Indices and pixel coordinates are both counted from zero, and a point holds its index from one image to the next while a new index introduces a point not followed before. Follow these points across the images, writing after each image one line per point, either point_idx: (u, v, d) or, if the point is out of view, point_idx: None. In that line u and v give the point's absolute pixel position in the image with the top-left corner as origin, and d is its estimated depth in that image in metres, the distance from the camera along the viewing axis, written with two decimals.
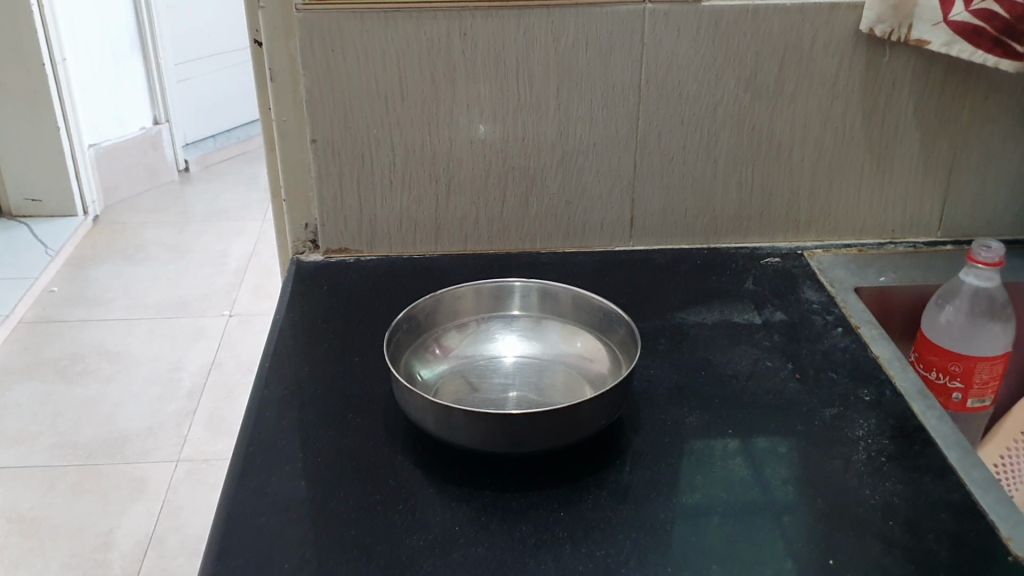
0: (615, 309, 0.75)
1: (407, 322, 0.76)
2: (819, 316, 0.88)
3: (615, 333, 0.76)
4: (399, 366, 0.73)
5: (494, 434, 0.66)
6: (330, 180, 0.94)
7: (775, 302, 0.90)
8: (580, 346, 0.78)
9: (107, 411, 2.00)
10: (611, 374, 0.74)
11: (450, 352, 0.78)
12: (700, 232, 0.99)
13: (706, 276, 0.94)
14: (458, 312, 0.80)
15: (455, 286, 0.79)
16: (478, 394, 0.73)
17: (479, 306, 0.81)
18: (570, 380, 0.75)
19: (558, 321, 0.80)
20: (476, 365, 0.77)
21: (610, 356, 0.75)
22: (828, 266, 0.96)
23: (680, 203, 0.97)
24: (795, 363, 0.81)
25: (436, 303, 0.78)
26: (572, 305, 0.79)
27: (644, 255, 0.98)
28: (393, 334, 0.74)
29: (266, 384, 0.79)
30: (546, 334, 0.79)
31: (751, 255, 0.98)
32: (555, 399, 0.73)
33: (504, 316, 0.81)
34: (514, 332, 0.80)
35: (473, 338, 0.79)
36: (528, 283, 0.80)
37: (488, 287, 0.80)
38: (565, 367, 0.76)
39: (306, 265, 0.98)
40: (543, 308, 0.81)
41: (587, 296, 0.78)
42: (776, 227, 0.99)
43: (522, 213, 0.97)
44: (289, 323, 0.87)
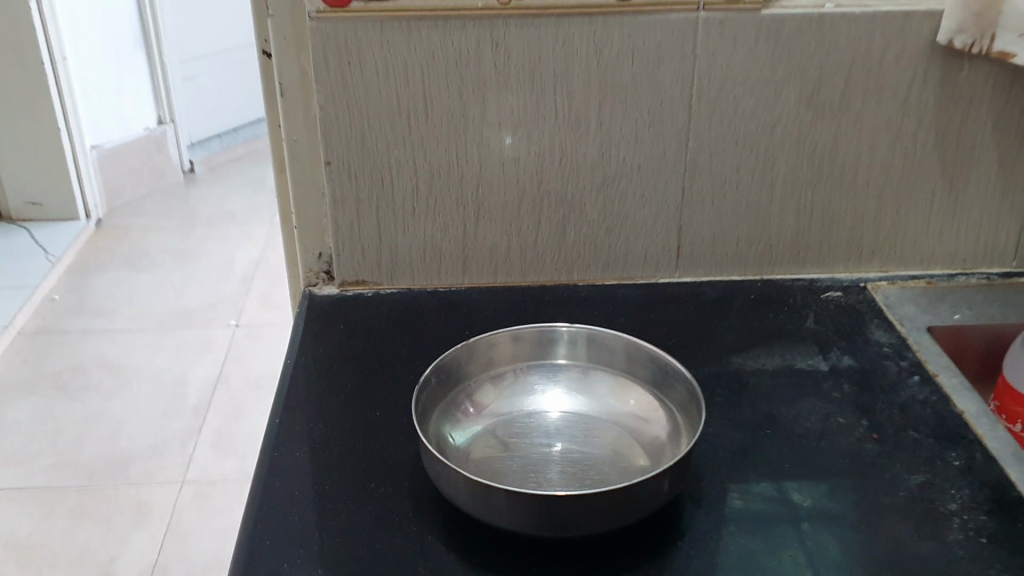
0: (675, 363, 0.67)
1: (436, 375, 0.67)
2: (892, 360, 0.79)
3: (674, 389, 0.67)
4: (427, 428, 0.65)
5: (540, 514, 0.57)
6: (346, 206, 0.85)
7: (841, 343, 0.81)
8: (632, 403, 0.69)
9: (109, 429, 1.92)
10: (670, 439, 0.65)
11: (485, 408, 0.69)
12: (753, 262, 0.90)
13: (762, 313, 0.85)
14: (493, 361, 0.72)
15: (492, 333, 0.71)
16: (516, 461, 0.65)
17: (517, 354, 0.72)
18: (622, 445, 0.66)
19: (608, 373, 0.72)
20: (514, 423, 0.68)
21: (668, 418, 0.67)
22: (895, 301, 0.87)
23: (732, 230, 0.88)
24: (871, 419, 0.72)
25: (469, 353, 0.70)
26: (624, 354, 0.71)
27: (691, 288, 0.89)
28: (422, 388, 0.66)
29: (275, 445, 0.70)
30: (594, 388, 0.71)
31: (810, 288, 0.89)
32: (606, 469, 0.64)
33: (545, 365, 0.72)
34: (558, 385, 0.71)
35: (510, 392, 0.71)
36: (575, 328, 0.72)
37: (528, 332, 0.72)
38: (616, 427, 0.68)
39: (319, 299, 0.89)
40: (592, 356, 0.72)
41: (642, 345, 0.69)
42: (836, 256, 0.90)
43: (559, 242, 0.88)
44: (302, 369, 0.78)
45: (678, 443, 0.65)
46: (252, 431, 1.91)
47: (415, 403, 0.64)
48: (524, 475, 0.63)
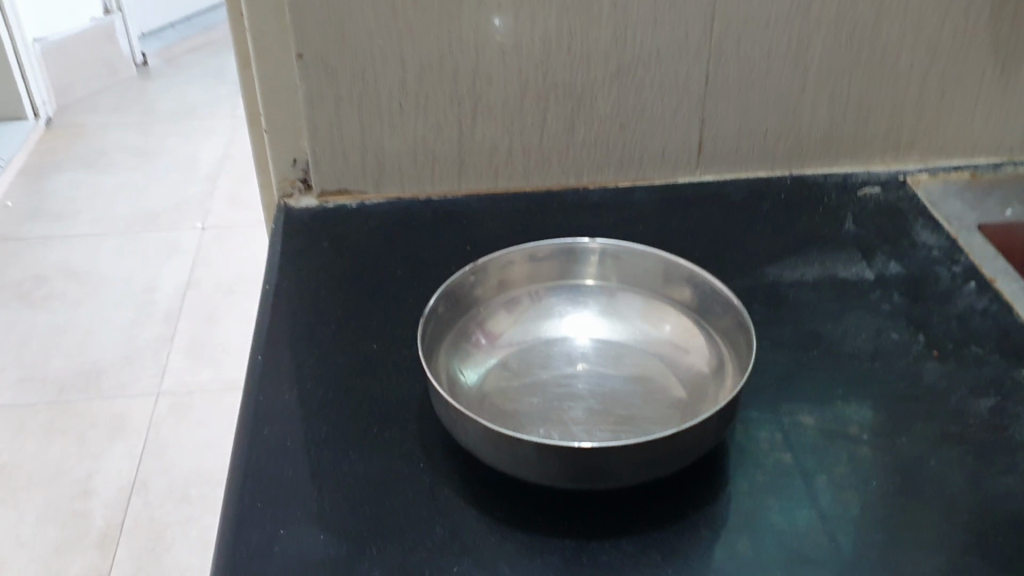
0: (721, 285, 0.59)
1: (444, 302, 0.59)
2: (943, 266, 0.71)
3: (717, 314, 0.60)
4: (436, 365, 0.57)
5: (574, 469, 0.50)
6: (324, 106, 0.74)
7: (885, 248, 0.73)
8: (667, 330, 0.62)
9: (75, 339, 1.82)
10: (712, 372, 0.58)
11: (499, 337, 0.61)
12: (781, 157, 0.81)
13: (793, 217, 0.77)
14: (509, 283, 0.64)
15: (507, 250, 0.62)
16: (538, 399, 0.57)
17: (535, 275, 0.64)
18: (656, 378, 0.59)
19: (639, 296, 0.64)
20: (533, 355, 0.60)
21: (709, 347, 0.60)
22: (938, 198, 0.79)
23: (759, 122, 0.79)
24: (928, 335, 0.65)
25: (481, 275, 0.62)
26: (659, 273, 0.63)
27: (714, 188, 0.81)
28: (430, 316, 0.58)
29: (260, 387, 0.62)
30: (623, 313, 0.63)
31: (844, 185, 0.81)
32: (639, 406, 0.56)
33: (566, 287, 0.65)
34: (582, 311, 0.63)
35: (528, 319, 0.63)
36: (603, 244, 0.64)
37: (547, 249, 0.64)
38: (649, 357, 0.60)
39: (298, 212, 0.79)
40: (622, 277, 0.65)
41: (681, 264, 0.62)
42: (873, 148, 0.81)
43: (567, 140, 0.78)
44: (284, 297, 0.69)
45: (722, 376, 0.57)
46: (227, 338, 1.83)
47: (422, 336, 0.55)
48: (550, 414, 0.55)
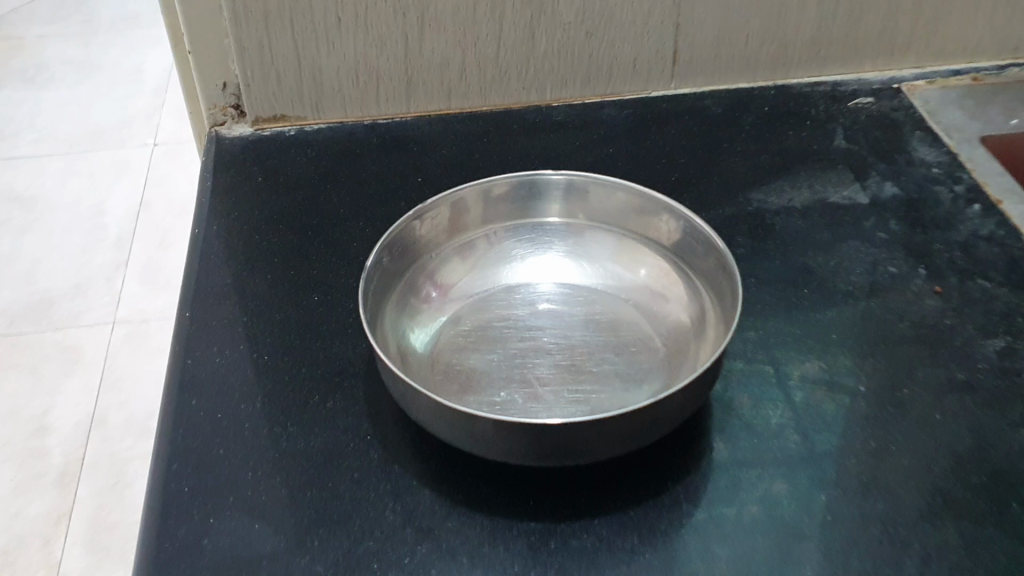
0: (700, 224, 0.53)
1: (390, 251, 0.52)
2: (943, 186, 0.64)
3: (697, 257, 0.54)
4: (383, 325, 0.50)
5: (539, 444, 0.44)
6: (250, 23, 0.65)
7: (880, 165, 0.66)
8: (644, 275, 0.56)
9: (23, 266, 1.73)
10: (693, 324, 0.52)
11: (450, 291, 0.55)
12: (765, 64, 0.73)
13: (779, 132, 0.70)
14: (461, 225, 0.57)
15: (458, 188, 0.56)
16: (497, 359, 0.51)
17: (494, 212, 0.58)
18: (633, 331, 0.53)
19: (611, 234, 0.58)
20: (490, 309, 0.55)
21: (689, 293, 0.54)
22: (936, 106, 0.72)
23: (742, 26, 0.70)
24: (929, 267, 0.59)
25: (432, 216, 0.55)
26: (632, 208, 0.57)
27: (691, 102, 0.74)
28: (376, 270, 0.51)
29: (188, 351, 0.55)
30: (594, 255, 0.58)
31: (834, 94, 0.73)
32: (613, 363, 0.51)
33: (530, 226, 0.59)
34: (543, 257, 0.58)
35: (483, 268, 0.57)
36: (568, 177, 0.57)
37: (507, 183, 0.57)
38: (623, 305, 0.55)
39: (230, 142, 0.71)
40: (589, 213, 0.59)
41: (654, 199, 0.56)
42: (865, 51, 0.74)
43: (527, 53, 0.70)
44: (214, 244, 0.62)
45: (704, 326, 0.52)
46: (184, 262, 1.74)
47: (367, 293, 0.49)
48: (513, 376, 0.50)
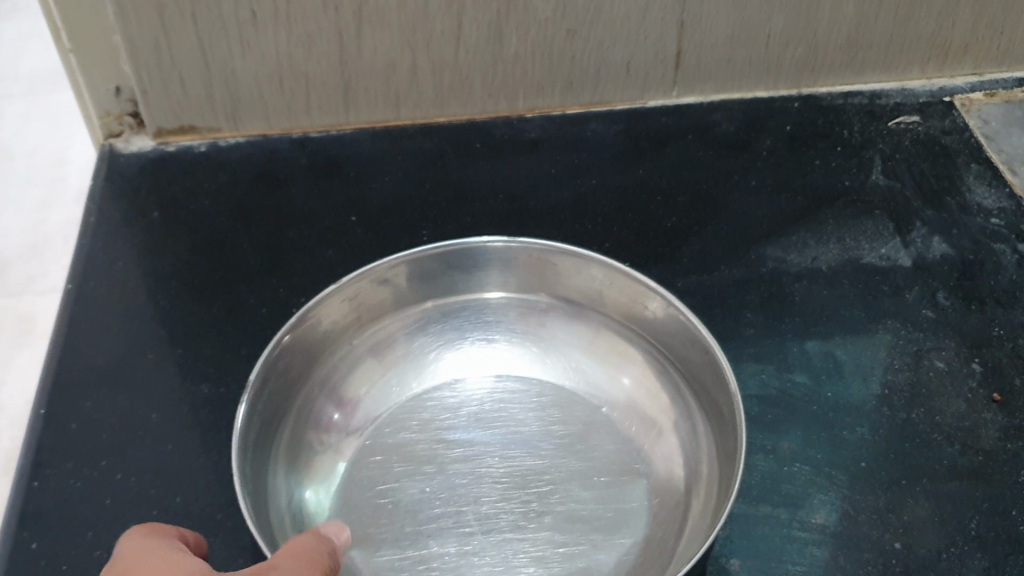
0: (696, 322, 0.42)
1: (278, 361, 0.41)
2: (1005, 243, 0.51)
3: (700, 374, 0.43)
4: (267, 467, 0.40)
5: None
6: (140, 18, 0.52)
7: (927, 212, 0.53)
8: (626, 385, 0.45)
9: None
10: (690, 474, 0.41)
11: (357, 408, 0.44)
12: (788, 70, 0.60)
13: (801, 162, 0.57)
14: (379, 310, 0.47)
15: (373, 268, 0.44)
16: (427, 492, 0.40)
17: (430, 288, 0.47)
18: (613, 462, 0.42)
19: (581, 325, 0.47)
20: (417, 420, 0.43)
21: (685, 426, 0.42)
22: (996, 129, 0.59)
23: (761, 26, 0.57)
24: (985, 360, 0.46)
25: (345, 301, 0.44)
26: (608, 288, 0.46)
27: (696, 115, 0.60)
28: (263, 384, 0.40)
29: (37, 465, 0.43)
30: (559, 347, 0.47)
31: (871, 110, 0.60)
32: (579, 503, 0.40)
33: (473, 307, 0.48)
34: (484, 347, 0.47)
35: (407, 364, 0.46)
36: (524, 247, 0.46)
37: (447, 257, 0.46)
38: (595, 417, 0.44)
39: (126, 159, 0.58)
40: (547, 290, 0.48)
41: (639, 284, 0.44)
42: (911, 55, 0.60)
43: (493, 56, 0.56)
44: (86, 309, 0.50)
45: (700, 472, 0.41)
46: None
47: (241, 428, 0.38)
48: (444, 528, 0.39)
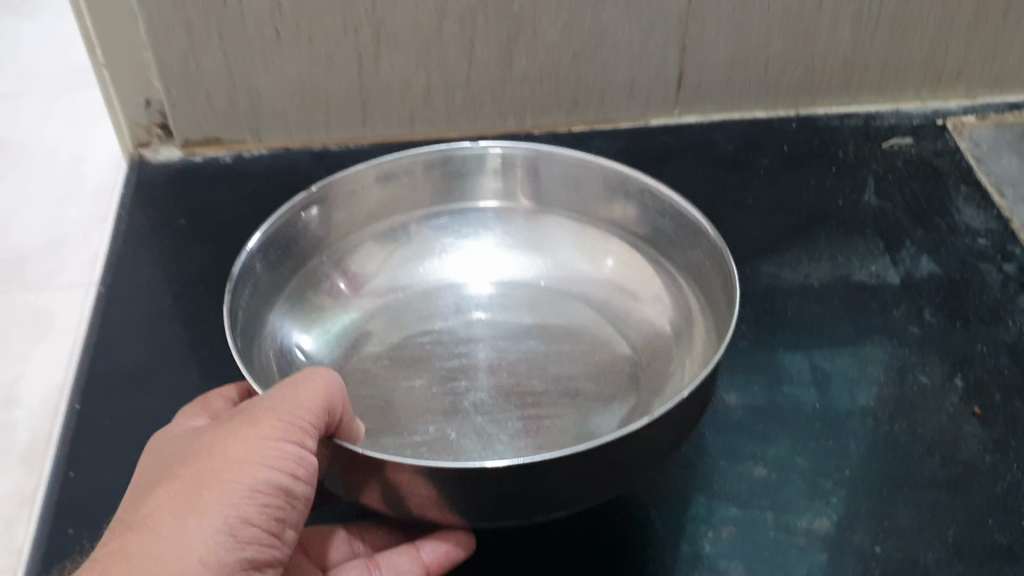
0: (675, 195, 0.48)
1: (278, 236, 0.47)
2: (990, 263, 0.54)
3: (677, 242, 0.49)
4: (273, 327, 0.46)
5: (492, 504, 0.33)
6: (168, 35, 0.55)
7: (916, 231, 0.56)
8: (610, 267, 0.52)
9: None
10: (674, 331, 0.47)
11: (364, 282, 0.51)
12: (786, 92, 0.63)
13: (797, 179, 0.60)
14: (382, 208, 0.53)
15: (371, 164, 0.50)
16: (431, 363, 0.46)
17: (426, 193, 0.53)
18: (596, 335, 0.48)
19: (568, 221, 0.53)
20: (423, 303, 0.50)
21: (665, 296, 0.49)
22: (986, 152, 0.61)
23: (761, 50, 0.60)
24: (969, 376, 0.48)
25: (341, 196, 0.50)
26: (594, 182, 0.52)
27: (698, 134, 0.63)
28: (265, 258, 0.46)
29: (66, 459, 0.45)
30: (547, 242, 0.53)
31: (865, 131, 0.63)
32: (562, 365, 0.46)
33: (467, 211, 0.54)
34: (478, 240, 0.54)
35: (408, 249, 0.53)
36: (520, 151, 0.52)
37: (438, 160, 0.52)
38: (573, 304, 0.50)
39: (154, 168, 0.61)
40: (534, 195, 0.54)
41: (619, 176, 0.50)
42: (906, 79, 0.63)
43: (504, 76, 0.59)
44: (117, 311, 0.52)
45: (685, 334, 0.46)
46: None
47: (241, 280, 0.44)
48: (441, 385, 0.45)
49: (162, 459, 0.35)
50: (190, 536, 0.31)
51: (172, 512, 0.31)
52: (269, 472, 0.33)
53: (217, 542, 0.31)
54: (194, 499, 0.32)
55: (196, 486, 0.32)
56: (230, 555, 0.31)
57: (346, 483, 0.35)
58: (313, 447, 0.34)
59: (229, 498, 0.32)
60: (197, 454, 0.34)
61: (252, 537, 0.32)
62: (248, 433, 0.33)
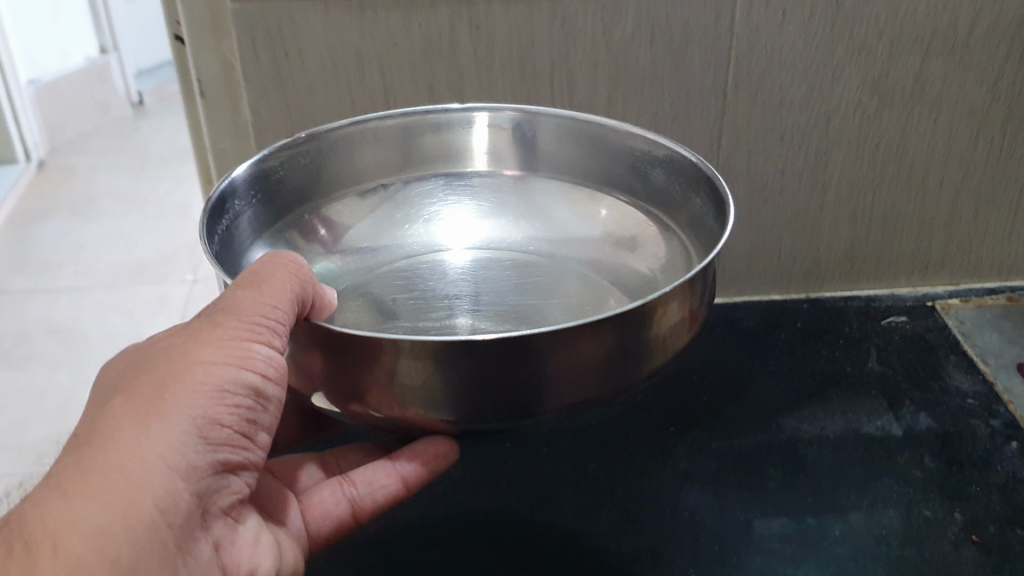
0: (667, 143, 0.55)
1: (263, 174, 0.55)
2: (979, 419, 0.63)
3: (669, 193, 0.57)
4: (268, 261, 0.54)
5: (478, 397, 0.39)
6: None
7: (915, 394, 0.65)
8: (603, 217, 0.60)
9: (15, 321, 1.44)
10: (660, 271, 0.56)
11: (346, 232, 0.60)
12: (799, 280, 0.75)
13: (811, 348, 0.70)
14: (375, 169, 0.61)
15: (362, 123, 0.58)
16: (423, 301, 0.55)
17: (409, 159, 0.62)
18: (556, 282, 0.57)
19: (555, 182, 0.62)
20: (415, 254, 0.59)
21: (657, 242, 0.58)
22: (971, 328, 0.72)
23: (774, 244, 0.73)
24: (966, 512, 0.57)
25: (329, 149, 0.58)
26: (578, 140, 0.60)
27: (724, 313, 0.75)
28: (249, 200, 0.54)
29: None
30: (528, 200, 0.62)
31: (866, 309, 0.74)
32: (526, 305, 0.54)
33: (452, 176, 0.63)
34: (464, 200, 0.62)
35: (398, 206, 0.61)
36: (513, 116, 0.60)
37: (425, 122, 0.60)
38: (536, 260, 0.59)
39: None
40: (522, 162, 0.62)
41: (601, 130, 0.59)
42: (897, 269, 0.76)
43: None
44: None
45: (685, 262, 0.55)
46: None
47: (224, 199, 0.51)
48: (427, 314, 0.54)
49: (128, 367, 0.42)
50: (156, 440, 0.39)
51: (136, 421, 0.39)
52: (234, 372, 0.41)
53: (185, 440, 0.39)
54: (160, 402, 0.39)
55: (163, 388, 0.40)
56: (197, 452, 0.40)
57: (325, 394, 0.42)
58: (278, 346, 0.42)
59: (199, 396, 0.40)
60: (161, 357, 0.41)
61: (219, 433, 0.41)
62: (218, 338, 0.41)
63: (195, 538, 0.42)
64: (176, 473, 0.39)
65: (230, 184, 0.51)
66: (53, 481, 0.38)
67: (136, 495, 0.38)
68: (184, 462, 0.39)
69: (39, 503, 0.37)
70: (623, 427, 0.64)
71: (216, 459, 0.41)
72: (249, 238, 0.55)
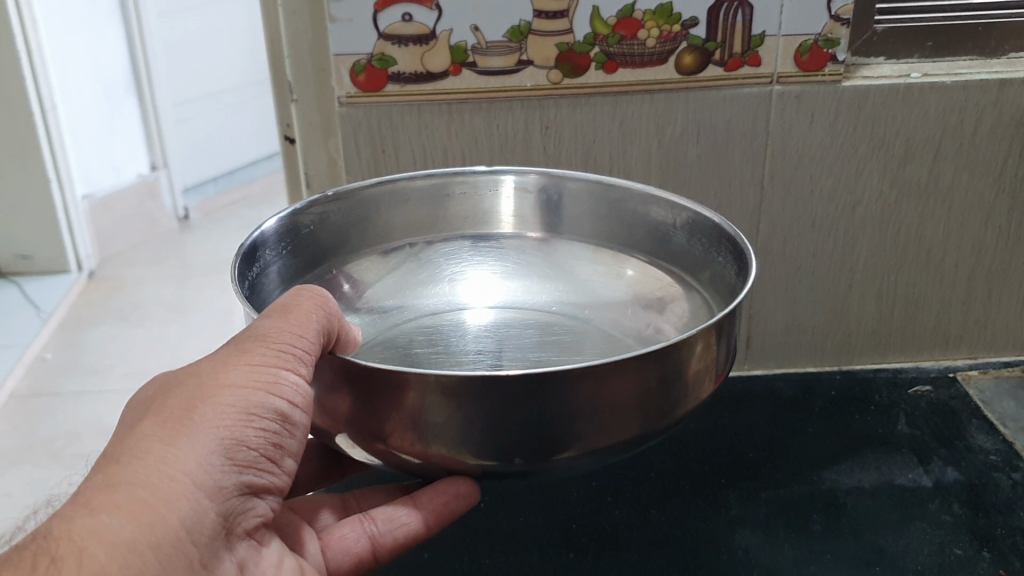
0: (689, 207, 0.64)
1: (286, 232, 0.63)
2: (1001, 472, 0.70)
3: (687, 252, 0.66)
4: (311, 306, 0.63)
5: (497, 437, 0.46)
6: None
7: (942, 451, 0.72)
8: (631, 276, 0.69)
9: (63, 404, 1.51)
10: (692, 324, 0.64)
11: (364, 287, 0.68)
12: (831, 353, 0.83)
13: (844, 413, 0.78)
14: (407, 229, 0.70)
15: (393, 184, 0.68)
16: (447, 349, 0.63)
17: (439, 221, 0.70)
18: (571, 334, 0.65)
19: (576, 242, 0.70)
20: (439, 308, 0.68)
21: (683, 303, 0.66)
22: (991, 397, 0.79)
23: (807, 319, 0.81)
24: (993, 551, 0.63)
25: (366, 206, 0.68)
26: (593, 202, 0.69)
27: (764, 383, 0.82)
28: (274, 250, 0.62)
29: None
30: (551, 258, 0.70)
31: (895, 380, 0.82)
32: (539, 354, 0.63)
33: (480, 236, 0.71)
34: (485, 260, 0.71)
35: (424, 265, 0.70)
36: (539, 179, 0.69)
37: (454, 183, 0.69)
38: (546, 314, 0.67)
39: None
40: (540, 224, 0.71)
41: (616, 189, 0.67)
42: (920, 344, 0.84)
43: None
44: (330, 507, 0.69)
45: (710, 315, 0.63)
46: None
47: (257, 243, 0.60)
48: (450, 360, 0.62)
49: (171, 381, 0.48)
50: (187, 458, 0.44)
51: (164, 439, 0.44)
52: (260, 397, 0.47)
53: (212, 460, 0.45)
54: (187, 422, 0.45)
55: (191, 410, 0.46)
56: (222, 473, 0.45)
57: (348, 433, 0.48)
58: (303, 372, 0.48)
59: (228, 418, 0.46)
60: (195, 377, 0.47)
61: (244, 455, 0.46)
62: (247, 363, 0.48)
63: (220, 554, 0.47)
64: (202, 489, 0.44)
65: (262, 233, 0.60)
66: (150, 491, 0.43)
67: (159, 510, 0.43)
68: (212, 479, 0.45)
69: (69, 515, 0.41)
70: (678, 480, 0.71)
71: (240, 480, 0.47)
72: (274, 284, 0.63)
